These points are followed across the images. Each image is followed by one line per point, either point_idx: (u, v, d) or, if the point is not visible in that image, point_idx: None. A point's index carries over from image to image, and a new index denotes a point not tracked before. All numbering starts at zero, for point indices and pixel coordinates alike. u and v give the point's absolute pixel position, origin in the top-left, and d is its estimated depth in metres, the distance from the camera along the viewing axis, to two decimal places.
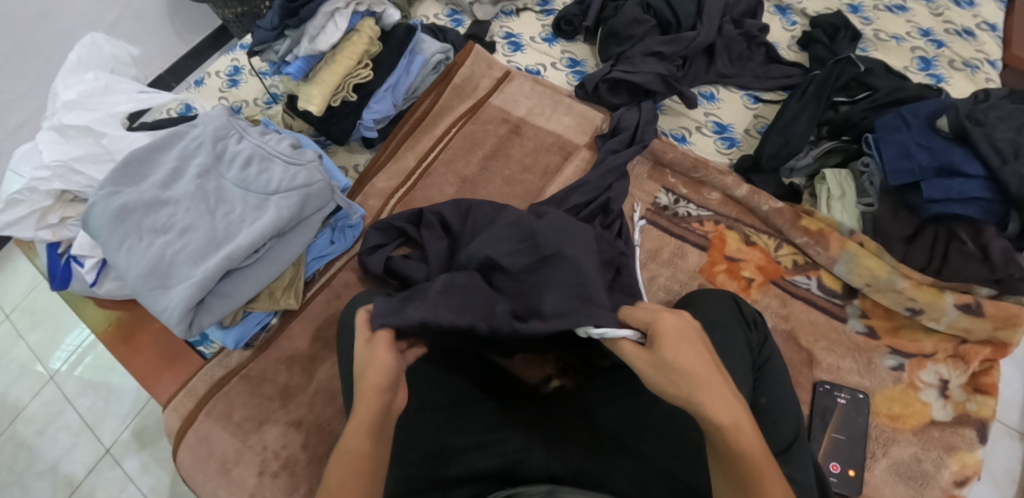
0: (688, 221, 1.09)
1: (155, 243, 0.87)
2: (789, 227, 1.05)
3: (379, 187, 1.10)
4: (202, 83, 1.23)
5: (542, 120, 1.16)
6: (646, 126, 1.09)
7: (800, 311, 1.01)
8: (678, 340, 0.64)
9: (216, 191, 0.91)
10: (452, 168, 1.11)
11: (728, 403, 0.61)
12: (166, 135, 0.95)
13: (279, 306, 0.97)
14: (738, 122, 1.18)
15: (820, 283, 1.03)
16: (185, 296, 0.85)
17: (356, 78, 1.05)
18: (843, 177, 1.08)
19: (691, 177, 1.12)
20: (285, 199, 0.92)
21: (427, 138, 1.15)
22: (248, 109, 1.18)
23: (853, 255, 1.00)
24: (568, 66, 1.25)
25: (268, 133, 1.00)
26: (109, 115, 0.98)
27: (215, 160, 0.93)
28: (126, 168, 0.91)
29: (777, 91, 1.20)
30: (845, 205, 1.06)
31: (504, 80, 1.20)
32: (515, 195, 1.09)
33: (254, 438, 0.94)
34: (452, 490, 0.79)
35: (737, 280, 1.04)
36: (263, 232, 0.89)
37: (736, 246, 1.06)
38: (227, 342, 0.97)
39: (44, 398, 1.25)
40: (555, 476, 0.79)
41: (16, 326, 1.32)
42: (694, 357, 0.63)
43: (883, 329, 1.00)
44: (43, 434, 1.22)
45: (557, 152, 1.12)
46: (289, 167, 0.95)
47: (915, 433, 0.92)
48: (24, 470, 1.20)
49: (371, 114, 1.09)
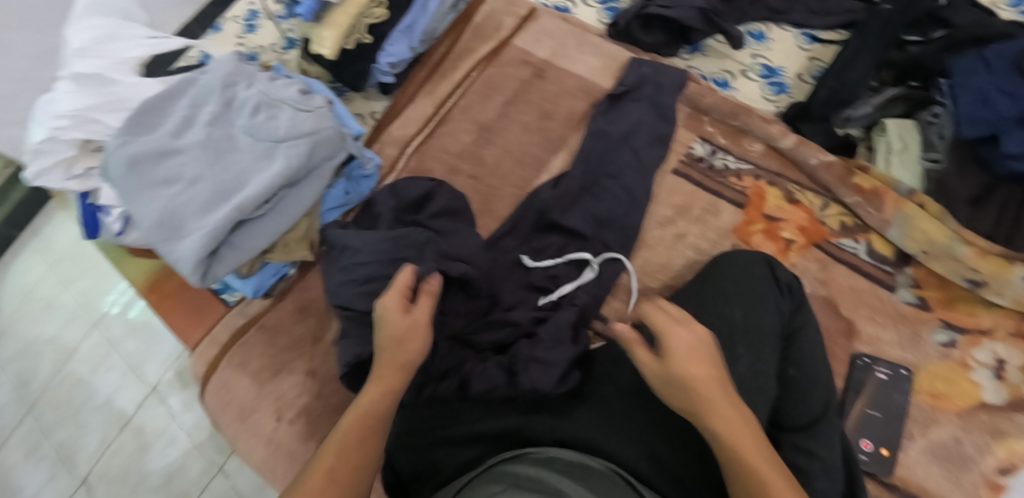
0: (723, 175, 0.99)
1: (168, 193, 0.85)
2: (838, 184, 0.95)
3: (395, 135, 1.05)
4: (220, 29, 1.19)
5: (567, 63, 1.07)
6: (675, 89, 1.00)
7: (842, 277, 0.93)
8: (689, 352, 0.63)
9: (226, 139, 0.88)
10: (469, 114, 1.05)
11: (736, 406, 0.62)
12: (177, 84, 0.92)
13: (294, 257, 0.93)
14: (789, 66, 1.06)
15: (869, 248, 0.94)
16: (197, 246, 0.83)
17: (369, 18, 1.00)
18: (906, 129, 0.96)
19: (730, 125, 1.02)
20: (293, 147, 0.87)
21: (445, 83, 1.09)
22: (264, 56, 1.15)
23: (908, 216, 0.90)
24: (599, 3, 1.15)
25: (277, 79, 0.97)
26: (120, 63, 0.97)
27: (225, 107, 0.90)
28: (138, 117, 0.89)
29: (837, 30, 1.07)
30: (905, 160, 0.95)
31: (528, 19, 1.12)
32: (536, 144, 1.02)
33: (273, 385, 0.93)
34: (455, 450, 0.75)
35: (775, 242, 0.95)
36: (272, 181, 0.85)
37: (776, 204, 0.97)
38: (246, 291, 0.96)
39: (94, 339, 1.31)
40: (561, 441, 0.73)
41: (67, 271, 1.38)
42: (701, 373, 0.62)
43: (936, 301, 0.90)
44: (95, 372, 1.29)
45: (581, 98, 1.04)
46: (298, 114, 0.90)
47: (960, 415, 0.85)
48: (81, 404, 1.27)
49: (386, 58, 1.04)
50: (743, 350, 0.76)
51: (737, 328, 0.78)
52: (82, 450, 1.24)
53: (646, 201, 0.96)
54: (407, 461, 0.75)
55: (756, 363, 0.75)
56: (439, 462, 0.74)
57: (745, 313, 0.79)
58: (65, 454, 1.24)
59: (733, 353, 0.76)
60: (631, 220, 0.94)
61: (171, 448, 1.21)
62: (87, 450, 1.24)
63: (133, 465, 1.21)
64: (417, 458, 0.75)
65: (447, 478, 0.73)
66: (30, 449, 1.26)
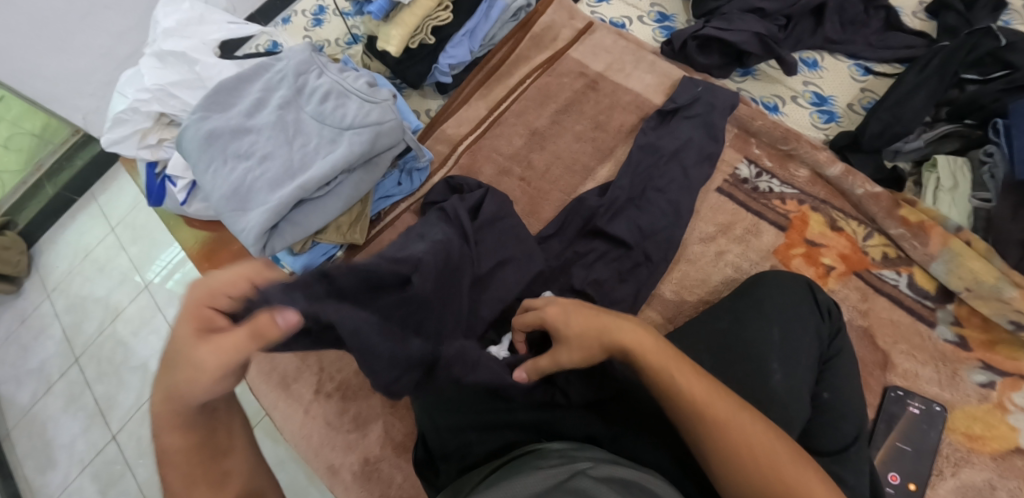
0: (768, 197, 1.00)
1: (238, 168, 0.90)
2: (884, 216, 0.95)
3: (449, 133, 1.10)
4: (289, 22, 1.26)
5: (621, 77, 1.10)
6: (727, 110, 1.01)
7: (881, 308, 0.92)
8: (572, 314, 0.72)
9: (295, 123, 0.93)
10: (522, 119, 1.08)
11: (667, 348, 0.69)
12: (254, 68, 0.98)
13: (345, 239, 0.98)
14: (841, 95, 1.07)
15: (911, 281, 0.93)
16: (261, 220, 0.87)
17: (435, 20, 1.04)
18: (957, 166, 0.96)
19: (779, 149, 1.03)
20: (358, 134, 0.92)
21: (500, 88, 1.13)
22: (330, 49, 1.21)
23: (955, 254, 0.90)
24: (656, 21, 1.18)
25: (346, 70, 1.01)
26: (202, 43, 1.02)
27: (296, 93, 0.95)
28: (216, 96, 0.95)
29: (892, 64, 1.08)
30: (955, 198, 0.95)
31: (585, 32, 1.14)
32: (585, 152, 1.05)
33: (312, 360, 0.96)
34: (490, 434, 0.76)
35: (815, 267, 0.95)
36: (335, 165, 0.90)
37: (819, 230, 0.97)
38: (295, 268, 1.00)
39: (139, 303, 1.37)
40: (592, 436, 0.75)
41: (120, 238, 1.44)
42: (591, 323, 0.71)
43: (978, 342, 0.89)
44: (137, 335, 1.34)
45: (633, 112, 1.07)
46: (364, 104, 0.95)
47: (995, 458, 0.83)
48: (121, 363, 1.33)
49: (446, 59, 1.09)
50: (777, 364, 0.77)
51: (774, 346, 0.78)
52: (118, 406, 1.29)
53: (689, 215, 0.97)
54: (445, 440, 0.78)
55: (791, 379, 0.76)
56: (471, 444, 0.76)
57: (784, 332, 0.79)
58: (102, 409, 1.30)
59: (768, 368, 0.77)
60: (673, 231, 0.95)
61: None
62: (122, 407, 1.29)
63: None
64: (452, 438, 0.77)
65: (475, 462, 0.76)
66: (70, 399, 1.32)
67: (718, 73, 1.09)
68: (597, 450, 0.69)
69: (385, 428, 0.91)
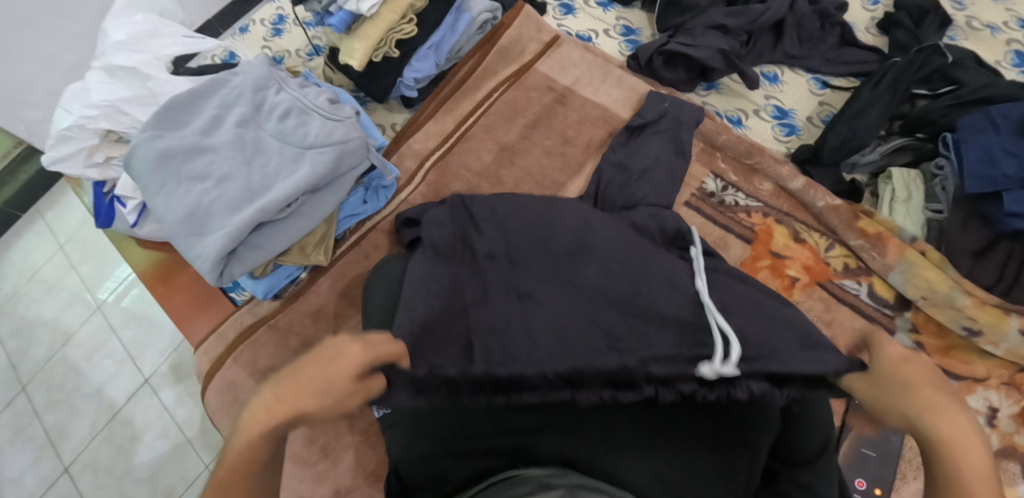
0: (734, 211, 1.02)
1: (193, 190, 0.86)
2: (844, 227, 0.98)
3: (415, 148, 1.08)
4: (247, 31, 1.21)
5: (589, 91, 1.11)
6: (693, 125, 1.01)
7: (844, 318, 0.95)
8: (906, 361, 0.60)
9: (254, 142, 0.89)
10: (491, 134, 1.08)
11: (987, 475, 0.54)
12: (209, 83, 0.93)
13: (309, 261, 0.95)
14: (801, 108, 1.11)
15: (871, 291, 0.96)
16: (219, 245, 0.83)
17: (399, 34, 1.00)
18: (911, 179, 1.00)
19: (743, 163, 1.05)
20: (321, 154, 0.88)
21: (468, 102, 1.12)
22: (290, 60, 1.17)
23: (911, 264, 0.93)
24: (622, 34, 1.19)
25: (308, 86, 0.98)
26: (155, 57, 0.98)
27: (255, 110, 0.91)
28: (168, 113, 0.89)
29: (847, 78, 1.12)
30: (910, 209, 0.98)
31: (552, 45, 1.15)
32: (555, 168, 1.05)
33: None
34: (466, 462, 0.73)
35: (781, 279, 0.97)
36: (298, 186, 0.86)
37: (784, 242, 0.99)
38: (256, 292, 0.96)
39: (92, 326, 1.29)
40: (570, 460, 0.72)
41: (68, 257, 1.36)
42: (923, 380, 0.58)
43: (934, 347, 0.93)
44: (90, 359, 1.27)
45: (601, 127, 1.07)
46: (326, 122, 0.91)
47: None
48: (73, 390, 1.25)
49: (411, 73, 1.07)
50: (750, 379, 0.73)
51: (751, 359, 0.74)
52: (69, 437, 1.22)
53: None
54: (417, 468, 0.74)
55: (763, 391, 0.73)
56: (446, 473, 0.73)
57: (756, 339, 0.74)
58: (52, 439, 1.22)
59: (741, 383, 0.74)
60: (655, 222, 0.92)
61: (161, 441, 1.19)
62: (76, 436, 1.21)
63: (122, 456, 1.19)
64: (427, 469, 0.74)
65: (453, 490, 0.72)
66: (18, 430, 1.24)
67: (682, 86, 1.10)
68: (575, 474, 0.67)
69: (358, 456, 0.89)
